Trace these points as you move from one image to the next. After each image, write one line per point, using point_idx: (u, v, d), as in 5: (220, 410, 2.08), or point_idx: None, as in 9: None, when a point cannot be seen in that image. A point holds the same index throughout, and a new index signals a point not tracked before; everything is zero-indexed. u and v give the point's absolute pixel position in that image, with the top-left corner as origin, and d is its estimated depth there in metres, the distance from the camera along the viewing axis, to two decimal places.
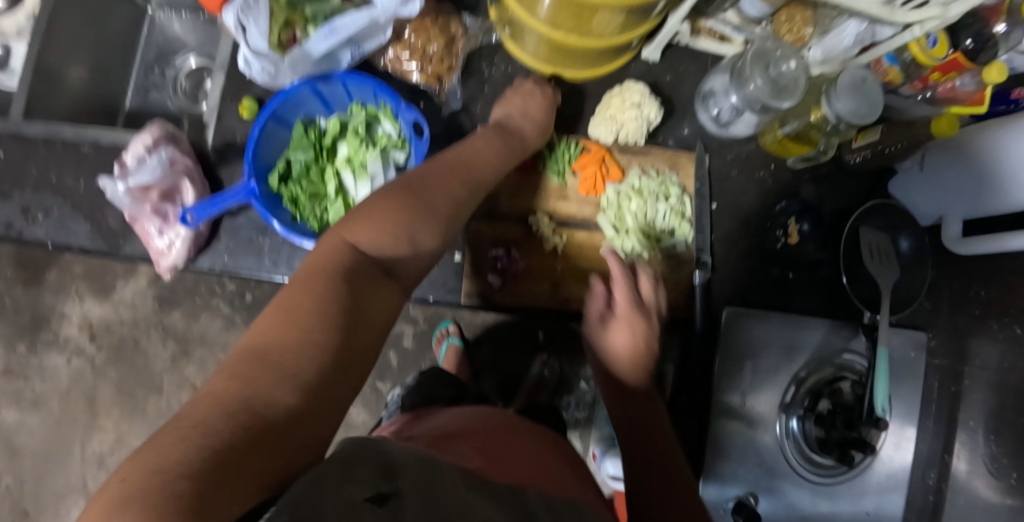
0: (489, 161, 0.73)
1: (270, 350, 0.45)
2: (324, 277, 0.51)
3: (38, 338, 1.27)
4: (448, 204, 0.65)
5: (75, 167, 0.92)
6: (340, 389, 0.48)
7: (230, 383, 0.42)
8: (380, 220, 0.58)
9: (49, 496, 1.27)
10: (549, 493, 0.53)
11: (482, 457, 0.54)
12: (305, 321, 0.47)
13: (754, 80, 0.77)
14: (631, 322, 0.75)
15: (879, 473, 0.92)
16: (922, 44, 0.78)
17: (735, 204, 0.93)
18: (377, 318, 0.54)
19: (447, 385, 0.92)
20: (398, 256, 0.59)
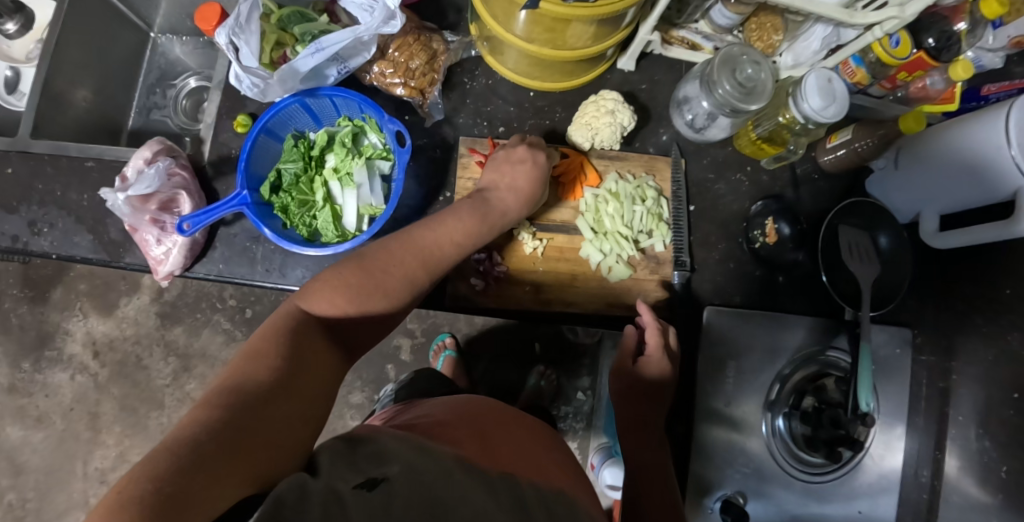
0: (454, 241, 0.74)
1: (241, 384, 0.52)
2: (279, 336, 0.58)
3: (42, 355, 1.30)
4: (407, 276, 0.69)
5: (79, 183, 0.96)
6: (304, 409, 0.54)
7: (208, 411, 0.49)
8: (333, 291, 0.64)
9: (51, 512, 1.29)
10: (536, 480, 0.55)
11: (475, 444, 0.57)
12: (264, 363, 0.54)
13: (722, 84, 0.80)
14: (662, 363, 0.85)
15: (871, 474, 0.92)
16: (886, 46, 0.81)
17: (713, 206, 0.96)
18: (329, 367, 0.60)
19: (438, 381, 0.96)
20: (349, 320, 0.64)
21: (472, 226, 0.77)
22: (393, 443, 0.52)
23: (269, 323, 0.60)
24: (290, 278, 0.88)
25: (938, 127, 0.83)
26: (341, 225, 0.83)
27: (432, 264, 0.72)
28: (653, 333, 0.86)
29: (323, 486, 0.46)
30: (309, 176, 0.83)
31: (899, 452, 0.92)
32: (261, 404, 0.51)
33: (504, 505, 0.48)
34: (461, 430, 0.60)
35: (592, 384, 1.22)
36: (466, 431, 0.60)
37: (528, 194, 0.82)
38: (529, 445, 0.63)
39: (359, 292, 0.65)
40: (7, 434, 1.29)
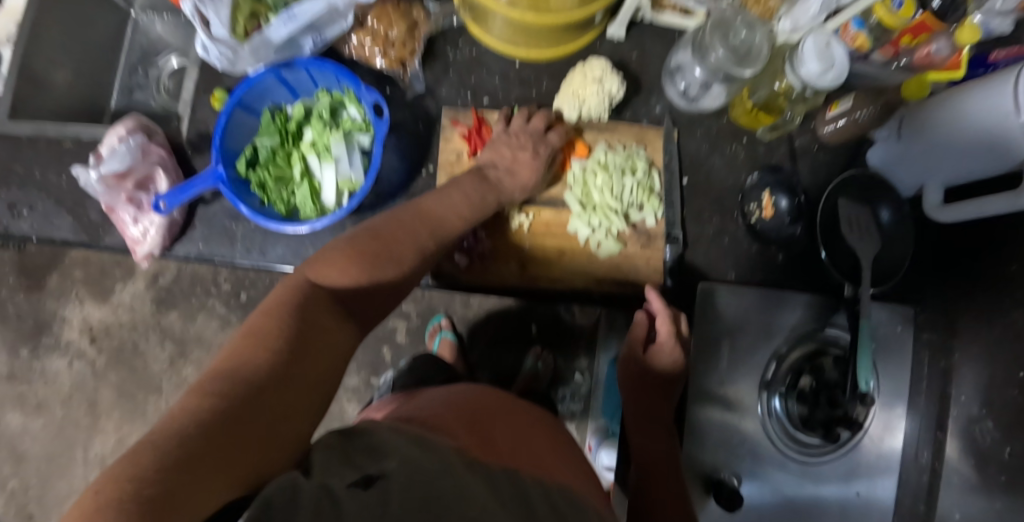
0: (460, 217, 0.74)
1: (237, 369, 0.48)
2: (284, 311, 0.53)
3: (40, 343, 1.29)
4: (411, 251, 0.67)
5: (59, 164, 0.94)
6: (305, 399, 0.50)
7: (199, 399, 0.44)
8: (343, 263, 0.61)
9: (53, 499, 1.29)
10: (539, 477, 0.51)
11: (473, 433, 0.54)
12: (263, 344, 0.50)
13: (715, 50, 0.77)
14: (674, 351, 0.83)
15: (869, 453, 0.90)
16: (889, 7, 0.78)
17: (706, 179, 0.94)
18: (336, 347, 0.55)
19: (436, 368, 0.94)
20: (358, 295, 0.61)
21: (470, 195, 0.76)
22: (389, 437, 0.47)
23: (272, 298, 0.55)
24: (271, 256, 0.87)
25: (942, 97, 0.79)
26: (320, 200, 0.83)
27: (435, 241, 0.70)
28: (664, 321, 0.83)
29: (316, 486, 0.42)
30: (286, 151, 0.83)
31: (899, 432, 0.90)
32: (259, 392, 0.46)
33: (511, 510, 0.45)
34: (460, 415, 0.56)
35: (590, 365, 1.21)
36: (464, 417, 0.56)
37: (527, 184, 0.81)
38: (533, 436, 0.59)
39: (369, 266, 0.62)
40: (7, 421, 1.29)
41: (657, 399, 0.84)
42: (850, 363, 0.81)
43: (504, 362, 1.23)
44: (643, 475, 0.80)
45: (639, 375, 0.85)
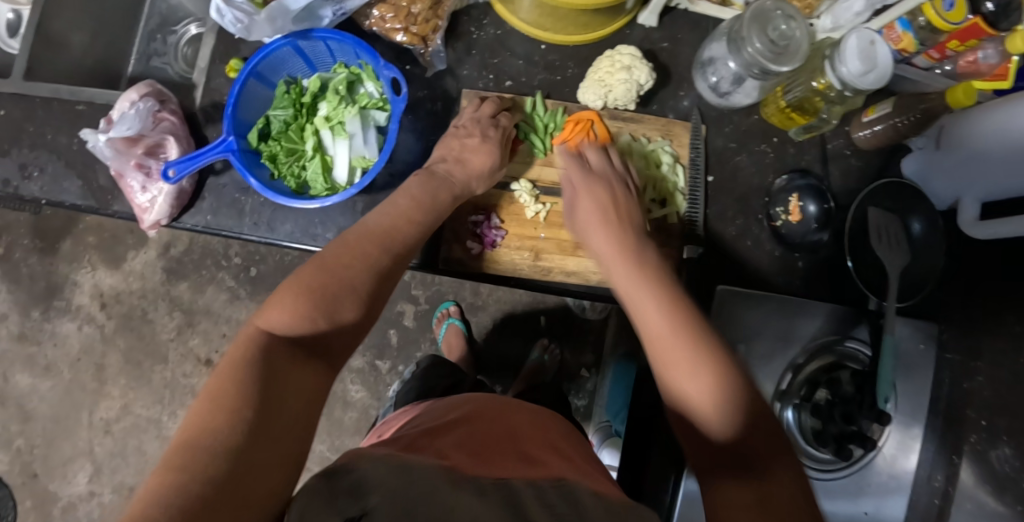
0: (411, 221, 0.71)
1: (202, 434, 0.44)
2: (241, 365, 0.50)
3: (51, 305, 1.29)
4: (366, 267, 0.64)
5: (71, 127, 0.91)
6: (284, 446, 0.47)
7: (164, 478, 0.41)
8: (291, 303, 0.57)
9: (57, 460, 1.29)
10: (535, 480, 0.48)
11: (465, 454, 0.52)
12: (225, 400, 0.47)
13: (753, 42, 0.73)
14: (589, 188, 0.75)
15: (881, 473, 0.86)
16: (939, 7, 0.74)
17: (732, 179, 0.90)
18: (308, 389, 0.52)
19: (438, 376, 0.93)
20: (320, 334, 0.57)
21: (419, 197, 0.74)
22: (368, 466, 0.46)
23: (226, 358, 0.51)
24: (279, 232, 0.85)
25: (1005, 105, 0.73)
26: (331, 178, 0.81)
27: (386, 252, 0.66)
28: (573, 164, 0.78)
29: None
30: (300, 125, 0.81)
31: (915, 454, 0.85)
32: (232, 459, 0.43)
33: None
34: (449, 439, 0.54)
35: (596, 362, 1.24)
36: (458, 442, 0.54)
37: (481, 173, 0.79)
38: (530, 442, 0.57)
39: (328, 303, 0.58)
40: (16, 381, 1.29)
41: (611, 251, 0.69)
42: (868, 381, 0.81)
43: (508, 352, 1.25)
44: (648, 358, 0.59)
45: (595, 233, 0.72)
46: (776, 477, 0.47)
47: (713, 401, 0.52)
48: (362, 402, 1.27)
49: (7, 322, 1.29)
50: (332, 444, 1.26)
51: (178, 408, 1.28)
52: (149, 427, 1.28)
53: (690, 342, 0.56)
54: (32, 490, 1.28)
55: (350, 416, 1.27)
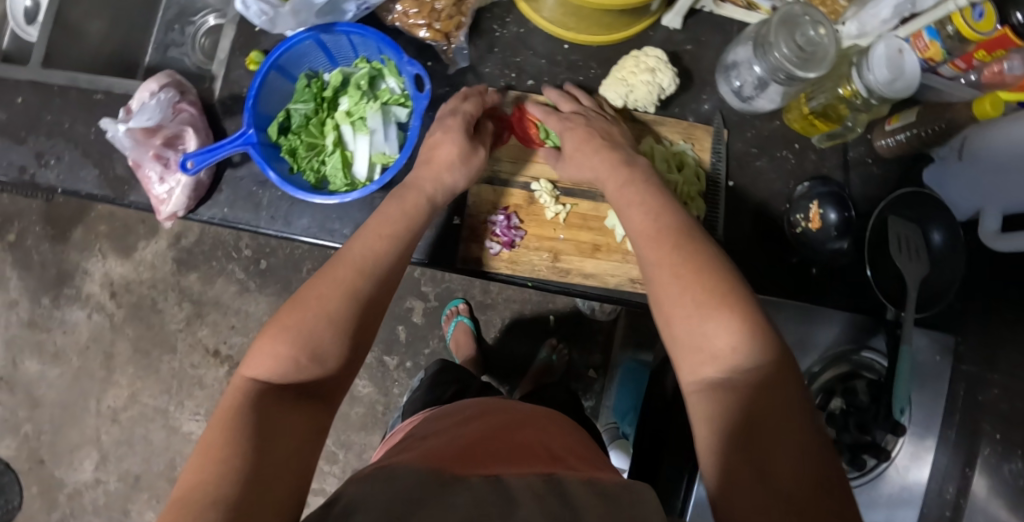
0: (381, 236, 0.67)
1: (194, 490, 0.45)
2: (230, 416, 0.51)
3: (62, 293, 1.29)
4: (349, 297, 0.61)
5: (88, 115, 0.90)
6: (276, 490, 0.47)
7: None
8: (272, 346, 0.56)
9: (64, 447, 1.29)
10: (525, 475, 0.50)
11: (457, 463, 0.51)
12: (214, 456, 0.47)
13: (779, 47, 0.73)
14: (572, 126, 0.78)
15: (891, 485, 0.84)
16: (968, 17, 0.73)
17: (753, 184, 0.89)
18: (301, 432, 0.52)
19: (445, 381, 0.93)
20: (311, 378, 0.56)
21: (382, 210, 0.70)
22: (356, 485, 0.47)
23: (217, 409, 0.52)
24: (296, 226, 0.84)
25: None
26: (351, 173, 0.81)
27: (364, 276, 0.63)
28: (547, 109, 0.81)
29: None
30: (320, 119, 0.80)
31: (927, 466, 0.83)
32: (223, 512, 0.44)
33: None
34: (441, 451, 0.54)
35: (604, 362, 1.25)
36: (449, 449, 0.55)
37: (451, 163, 0.75)
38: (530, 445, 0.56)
39: (313, 340, 0.57)
40: (24, 367, 1.29)
41: (620, 187, 0.71)
42: (883, 391, 0.80)
43: (517, 351, 1.26)
44: (648, 281, 0.62)
45: (603, 173, 0.74)
46: (777, 378, 0.52)
47: (722, 327, 0.55)
48: (369, 397, 1.27)
49: (17, 308, 1.29)
50: (338, 439, 1.26)
51: (185, 398, 1.28)
52: (156, 417, 1.28)
53: (694, 267, 0.58)
54: (38, 476, 1.28)
55: (356, 411, 1.27)
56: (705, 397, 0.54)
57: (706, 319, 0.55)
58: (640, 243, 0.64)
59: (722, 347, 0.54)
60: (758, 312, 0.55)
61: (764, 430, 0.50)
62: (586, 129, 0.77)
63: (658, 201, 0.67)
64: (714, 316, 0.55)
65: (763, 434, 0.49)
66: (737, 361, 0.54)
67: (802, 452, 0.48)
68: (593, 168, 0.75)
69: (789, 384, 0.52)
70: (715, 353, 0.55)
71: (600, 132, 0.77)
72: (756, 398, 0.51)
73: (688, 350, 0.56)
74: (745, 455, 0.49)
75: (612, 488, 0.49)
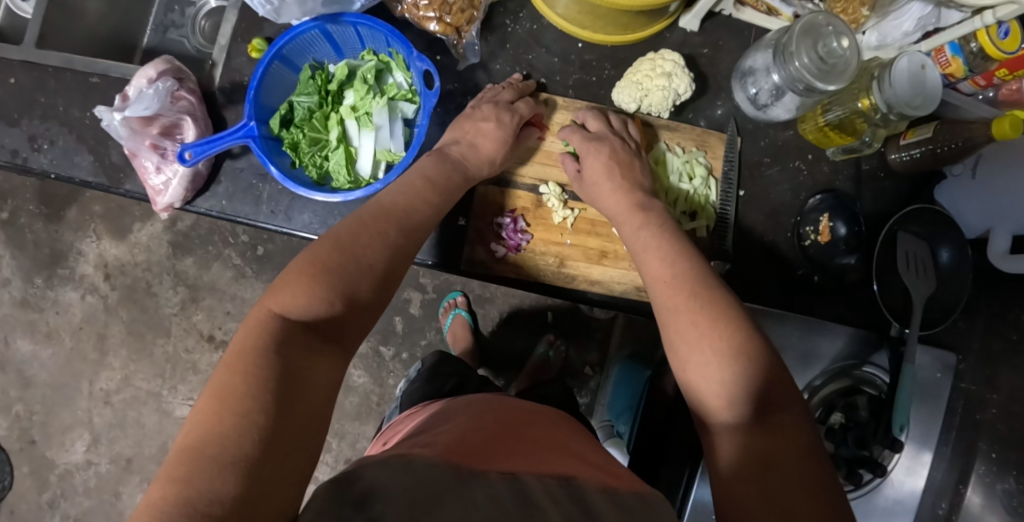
0: (426, 202, 0.68)
1: (209, 442, 0.43)
2: (251, 355, 0.48)
3: (55, 273, 1.26)
4: (381, 246, 0.60)
5: (83, 98, 0.88)
6: (295, 456, 0.45)
7: (169, 488, 0.40)
8: (305, 285, 0.54)
9: (56, 428, 1.27)
10: (541, 475, 0.48)
11: (478, 454, 0.50)
12: (232, 404, 0.45)
13: (800, 58, 0.71)
14: (597, 150, 0.76)
15: (887, 497, 0.83)
16: (992, 35, 0.70)
17: (763, 193, 0.87)
18: (321, 385, 0.50)
19: (443, 374, 0.91)
20: (336, 319, 0.55)
21: (432, 176, 0.71)
22: (374, 472, 0.46)
23: (235, 345, 0.49)
24: (296, 222, 0.83)
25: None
26: (354, 169, 0.79)
27: (404, 234, 0.63)
28: (573, 136, 0.79)
29: None
30: (324, 112, 0.78)
31: (921, 479, 0.83)
32: (239, 473, 0.41)
33: None
34: (457, 439, 0.53)
35: (601, 360, 1.21)
36: (465, 439, 0.53)
37: (495, 158, 0.77)
38: (543, 439, 0.55)
39: (348, 278, 0.56)
40: (16, 346, 1.27)
41: (632, 227, 0.71)
42: (884, 407, 0.79)
43: (514, 345, 1.24)
44: (664, 327, 0.60)
45: (619, 214, 0.73)
46: (784, 420, 0.50)
47: (735, 374, 0.53)
48: (365, 388, 1.26)
49: (9, 287, 1.26)
50: (332, 429, 1.26)
51: (179, 383, 1.27)
52: (149, 400, 1.27)
53: (713, 314, 0.56)
54: (30, 456, 1.27)
55: (351, 401, 1.26)
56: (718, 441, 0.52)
57: (722, 366, 0.53)
58: (656, 289, 0.63)
59: (733, 391, 0.52)
60: (770, 362, 0.54)
61: (777, 469, 0.47)
62: (606, 155, 0.76)
63: (674, 246, 0.66)
64: (723, 360, 0.54)
65: (781, 469, 0.47)
66: (749, 404, 0.52)
67: (816, 491, 0.46)
68: (609, 206, 0.75)
69: (802, 429, 0.50)
70: (729, 398, 0.52)
71: (622, 161, 0.76)
72: (769, 440, 0.49)
73: (698, 391, 0.55)
74: (758, 485, 0.47)
75: (629, 500, 0.47)
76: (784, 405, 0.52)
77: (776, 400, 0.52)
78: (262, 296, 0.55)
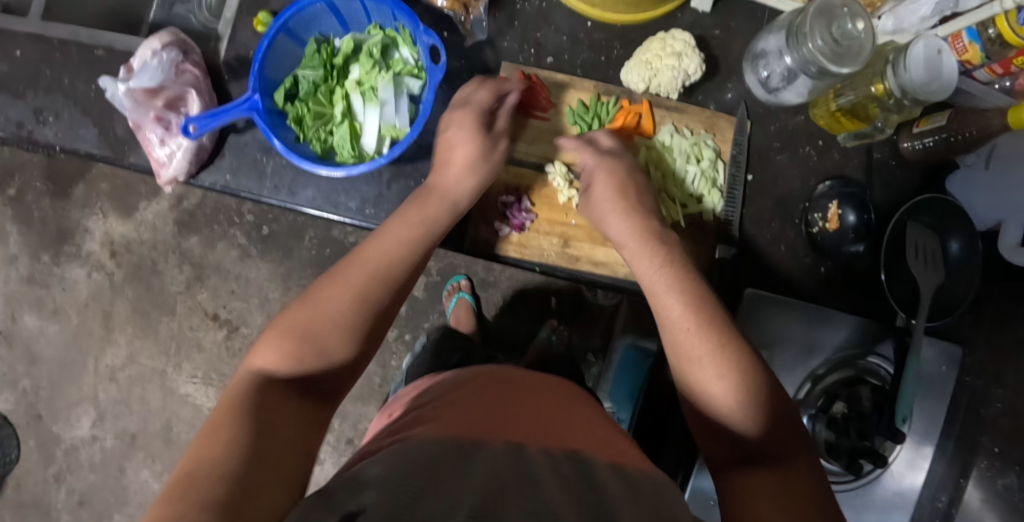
0: (416, 225, 0.68)
1: (197, 468, 0.44)
2: (233, 405, 0.50)
3: (62, 250, 1.26)
4: (367, 280, 0.62)
5: (88, 72, 0.87)
6: (278, 474, 0.45)
7: (161, 504, 0.40)
8: (283, 336, 0.56)
9: (62, 404, 1.28)
10: (548, 446, 0.48)
11: (480, 430, 0.50)
12: (218, 437, 0.46)
13: (813, 40, 0.70)
14: (609, 171, 0.74)
15: (887, 489, 0.85)
16: (1012, 20, 0.67)
17: (772, 179, 0.86)
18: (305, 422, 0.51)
19: (449, 348, 0.92)
20: (315, 365, 0.56)
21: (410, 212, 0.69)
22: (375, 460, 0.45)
23: (221, 399, 0.51)
24: (299, 198, 0.83)
25: None
26: (359, 144, 0.78)
27: (380, 282, 0.61)
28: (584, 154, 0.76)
29: None
30: (328, 87, 0.77)
31: (922, 473, 0.84)
32: (223, 487, 0.42)
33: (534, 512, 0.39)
34: (455, 414, 0.52)
35: (603, 347, 1.21)
36: (465, 414, 0.52)
37: (470, 163, 0.73)
38: (544, 413, 0.55)
39: (315, 336, 0.57)
40: (23, 322, 1.28)
41: (641, 260, 0.67)
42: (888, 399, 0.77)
43: (517, 331, 1.23)
44: (677, 370, 0.59)
45: (625, 240, 0.70)
46: (796, 459, 0.51)
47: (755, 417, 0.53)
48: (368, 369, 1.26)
49: (16, 263, 1.26)
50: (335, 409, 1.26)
51: (184, 361, 1.27)
52: (154, 378, 1.28)
53: (738, 361, 0.55)
54: (37, 431, 1.28)
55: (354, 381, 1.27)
56: (728, 481, 0.52)
57: (732, 412, 0.54)
58: (672, 334, 0.59)
59: (752, 430, 0.53)
60: (784, 407, 0.55)
61: (792, 498, 0.48)
62: (620, 176, 0.73)
63: (697, 290, 0.61)
64: (746, 404, 0.54)
65: (796, 500, 0.48)
66: (766, 440, 0.53)
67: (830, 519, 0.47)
68: (617, 233, 0.71)
69: (815, 470, 0.51)
70: (752, 435, 0.53)
71: (634, 186, 0.73)
72: (783, 474, 0.50)
73: (716, 414, 0.55)
74: (773, 504, 0.47)
75: (635, 475, 0.47)
76: (799, 446, 0.53)
77: (789, 441, 0.53)
78: (245, 361, 0.57)
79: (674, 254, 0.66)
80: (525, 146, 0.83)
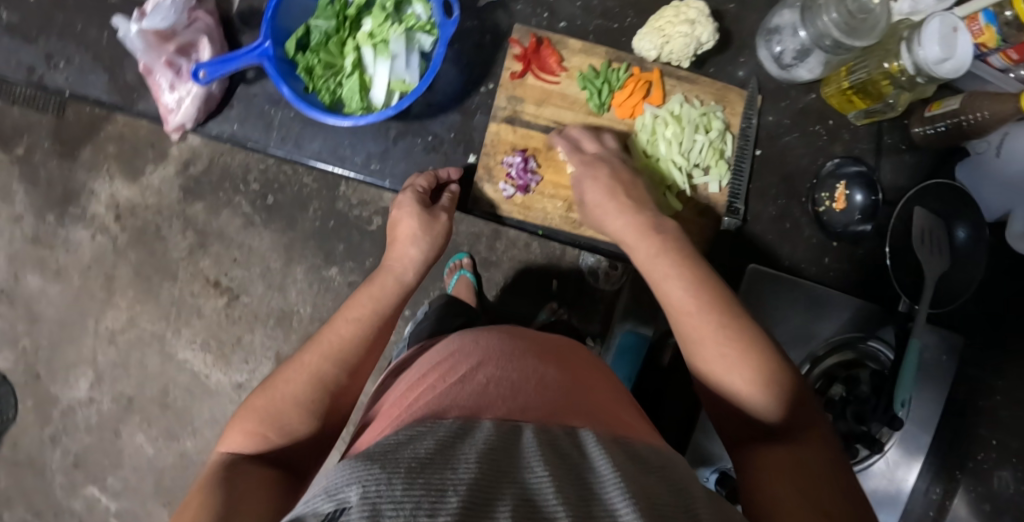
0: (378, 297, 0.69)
1: None
2: (204, 484, 0.50)
3: (66, 212, 1.23)
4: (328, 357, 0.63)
5: (101, 19, 0.87)
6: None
7: None
8: (246, 423, 0.57)
9: (61, 365, 1.25)
10: (549, 423, 0.46)
11: (473, 409, 0.47)
12: (190, 509, 0.46)
13: (828, 12, 0.71)
14: (593, 175, 0.74)
15: (878, 480, 0.85)
16: None
17: (781, 156, 0.86)
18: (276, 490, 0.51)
19: (452, 314, 0.94)
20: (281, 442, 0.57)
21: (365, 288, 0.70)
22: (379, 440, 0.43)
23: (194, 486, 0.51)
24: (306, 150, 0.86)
25: None
26: (368, 97, 0.79)
27: (333, 363, 0.62)
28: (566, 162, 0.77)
29: None
30: (340, 38, 0.78)
31: (915, 467, 0.84)
32: None
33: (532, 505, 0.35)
34: (447, 392, 0.50)
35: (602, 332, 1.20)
36: (457, 391, 0.50)
37: (413, 235, 0.75)
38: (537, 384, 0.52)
39: (277, 417, 0.57)
40: (25, 281, 1.24)
41: (641, 246, 0.66)
42: (887, 382, 0.75)
43: (518, 311, 1.23)
44: (688, 356, 0.58)
45: (625, 237, 0.69)
46: (809, 433, 0.51)
47: (763, 395, 0.53)
48: None
49: (21, 222, 1.23)
50: None
51: (183, 326, 1.24)
52: (153, 342, 1.25)
53: (740, 339, 0.55)
54: (35, 390, 1.26)
55: None
56: (746, 459, 0.52)
57: (746, 395, 0.53)
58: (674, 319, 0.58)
59: (764, 413, 0.52)
60: (791, 378, 0.54)
61: (807, 472, 0.48)
62: (606, 176, 0.73)
63: (703, 275, 0.60)
64: (753, 386, 0.53)
65: (814, 477, 0.48)
66: (778, 418, 0.52)
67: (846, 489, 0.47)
68: (617, 229, 0.70)
69: (829, 443, 0.51)
70: (761, 415, 0.53)
71: (622, 184, 0.72)
72: (798, 450, 0.50)
73: (729, 393, 0.54)
74: (791, 485, 0.47)
75: (646, 454, 0.45)
76: (810, 420, 0.53)
77: (801, 415, 0.53)
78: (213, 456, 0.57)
79: (679, 244, 0.64)
80: (535, 109, 0.83)
